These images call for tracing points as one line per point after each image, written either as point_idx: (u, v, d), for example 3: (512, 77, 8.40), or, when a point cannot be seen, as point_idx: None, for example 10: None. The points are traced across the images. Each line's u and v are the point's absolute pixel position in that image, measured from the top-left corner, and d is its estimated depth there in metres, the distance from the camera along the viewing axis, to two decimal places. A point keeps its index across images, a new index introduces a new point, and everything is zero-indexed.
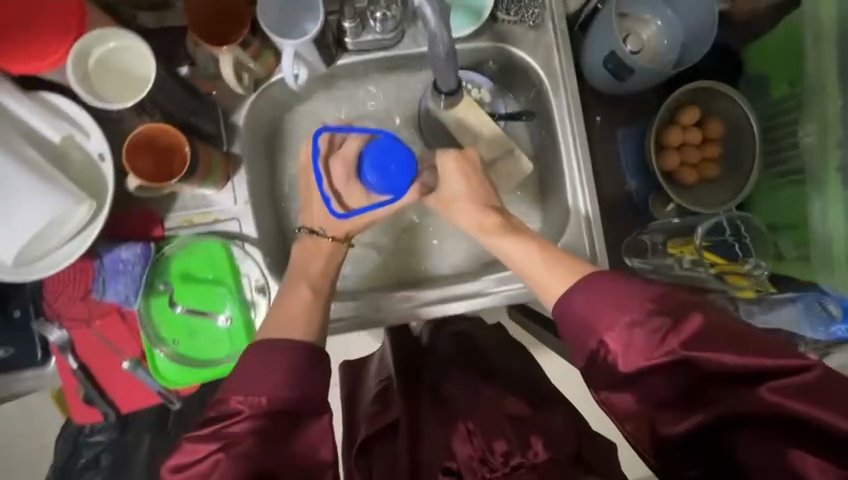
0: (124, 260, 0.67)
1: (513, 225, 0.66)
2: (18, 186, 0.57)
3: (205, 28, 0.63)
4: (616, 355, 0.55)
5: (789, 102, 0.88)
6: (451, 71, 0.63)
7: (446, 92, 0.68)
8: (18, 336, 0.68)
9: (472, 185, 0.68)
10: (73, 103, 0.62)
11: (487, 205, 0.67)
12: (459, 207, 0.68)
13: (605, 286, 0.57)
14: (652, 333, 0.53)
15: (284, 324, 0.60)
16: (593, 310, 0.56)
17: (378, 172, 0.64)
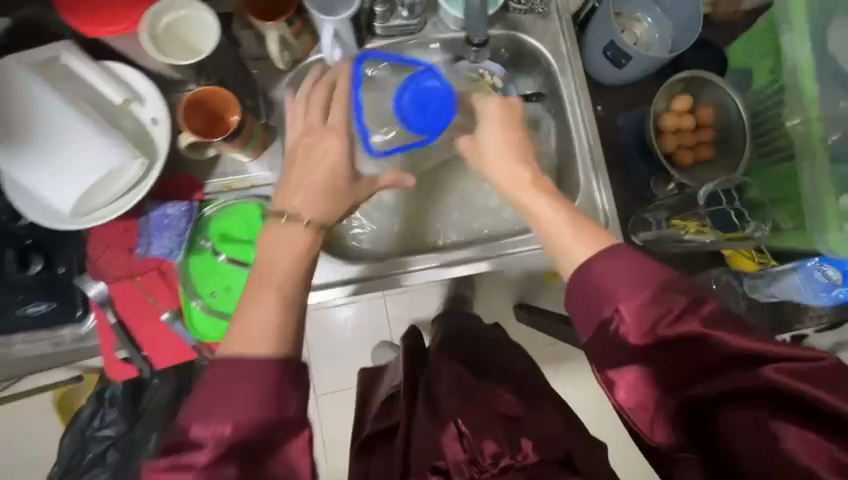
0: (169, 216, 0.71)
1: (537, 183, 0.63)
2: (82, 140, 0.62)
3: (257, 9, 0.71)
4: (626, 330, 0.51)
5: (773, 86, 0.97)
6: (482, 18, 0.75)
7: (477, 43, 0.79)
8: (60, 292, 0.70)
9: (510, 134, 0.67)
10: (131, 70, 0.68)
11: (522, 159, 0.65)
12: (492, 168, 0.66)
13: (622, 260, 0.52)
14: (663, 312, 0.49)
15: (241, 341, 0.49)
16: (608, 284, 0.52)
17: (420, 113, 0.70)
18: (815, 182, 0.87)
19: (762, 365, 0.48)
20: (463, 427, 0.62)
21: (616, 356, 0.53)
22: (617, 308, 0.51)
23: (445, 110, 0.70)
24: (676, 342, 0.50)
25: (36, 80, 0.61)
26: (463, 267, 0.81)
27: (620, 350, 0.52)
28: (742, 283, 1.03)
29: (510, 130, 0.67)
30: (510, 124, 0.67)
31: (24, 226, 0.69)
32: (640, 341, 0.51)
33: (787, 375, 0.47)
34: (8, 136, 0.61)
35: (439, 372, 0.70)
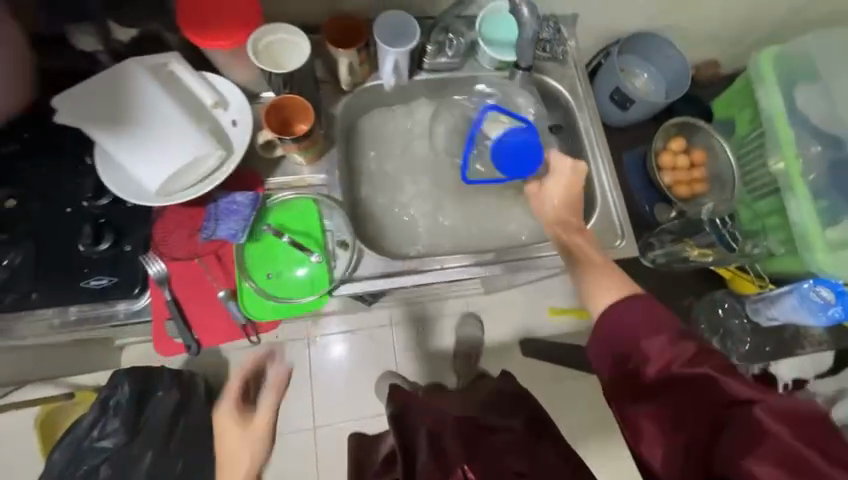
0: (237, 203, 0.78)
1: (581, 231, 0.78)
2: (177, 130, 0.72)
3: (336, 38, 0.85)
4: (647, 369, 0.61)
5: (754, 132, 1.13)
6: (530, 47, 0.88)
7: (524, 67, 0.93)
8: (124, 267, 0.75)
9: (569, 193, 0.82)
10: (222, 78, 0.79)
11: (574, 218, 0.81)
12: (549, 216, 0.81)
13: (644, 309, 0.63)
14: (672, 351, 0.59)
15: None
16: (635, 324, 0.63)
17: (510, 160, 0.90)
18: (800, 210, 1.00)
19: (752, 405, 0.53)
20: (470, 472, 0.65)
21: (632, 386, 0.62)
22: (641, 346, 0.61)
23: (535, 154, 0.88)
24: (680, 379, 0.58)
25: (145, 79, 0.72)
26: (495, 266, 0.87)
27: (636, 382, 0.62)
28: (745, 306, 1.11)
29: (571, 189, 0.82)
30: (573, 186, 0.82)
31: (102, 206, 0.76)
32: (653, 374, 0.60)
33: (778, 422, 0.51)
34: (116, 122, 0.71)
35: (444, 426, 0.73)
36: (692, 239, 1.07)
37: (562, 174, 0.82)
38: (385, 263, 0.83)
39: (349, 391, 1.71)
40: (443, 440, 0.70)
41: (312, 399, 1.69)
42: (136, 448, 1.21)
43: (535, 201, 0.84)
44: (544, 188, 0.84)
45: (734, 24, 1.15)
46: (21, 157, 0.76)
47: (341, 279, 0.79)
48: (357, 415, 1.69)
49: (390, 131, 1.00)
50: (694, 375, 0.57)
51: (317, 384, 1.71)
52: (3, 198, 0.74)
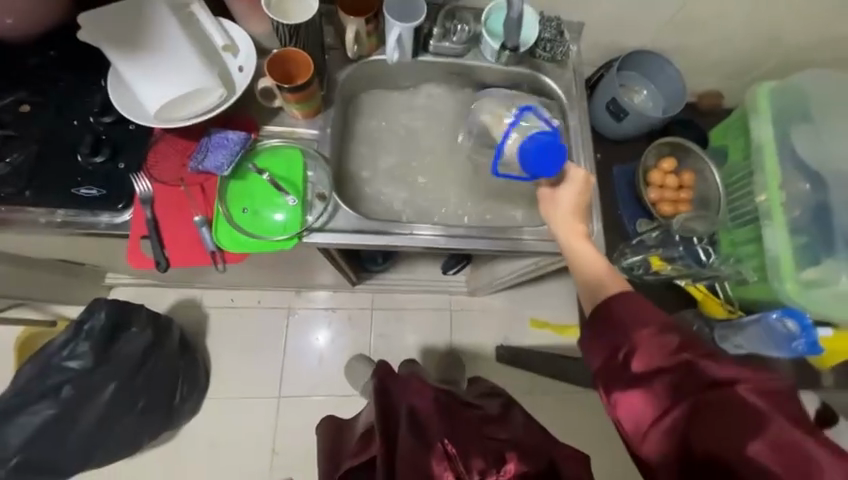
0: (229, 139, 0.83)
1: (585, 235, 0.77)
2: (185, 62, 0.77)
3: (349, 6, 0.91)
4: (635, 362, 0.60)
5: (743, 163, 1.16)
6: (517, 27, 0.90)
7: (510, 47, 0.94)
8: (114, 182, 0.80)
9: (579, 199, 0.81)
10: (238, 27, 0.85)
11: (578, 219, 0.80)
12: (556, 221, 0.80)
13: (636, 302, 0.63)
14: (662, 342, 0.60)
15: None
16: (626, 316, 0.62)
17: (535, 158, 0.82)
18: (774, 239, 1.01)
19: (736, 388, 0.55)
20: (449, 445, 0.71)
21: (621, 377, 0.61)
22: (630, 340, 0.61)
23: (558, 160, 0.81)
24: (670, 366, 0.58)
25: (164, 11, 0.79)
26: (462, 242, 0.90)
27: (626, 375, 0.61)
28: (713, 331, 1.10)
29: (582, 195, 0.81)
30: (583, 191, 0.81)
31: (105, 124, 0.82)
32: (642, 361, 0.60)
33: (759, 401, 0.54)
34: (128, 44, 0.76)
35: (423, 396, 0.79)
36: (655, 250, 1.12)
37: (575, 182, 0.82)
38: (353, 220, 0.87)
39: (318, 366, 1.74)
40: (423, 417, 0.76)
41: (281, 368, 1.72)
42: (99, 376, 1.27)
43: (545, 205, 0.84)
44: (558, 192, 0.83)
45: (739, 56, 1.18)
46: (42, 68, 0.83)
47: (314, 228, 0.84)
48: (321, 391, 1.72)
49: (387, 108, 1.07)
50: (682, 363, 0.58)
51: (289, 354, 1.74)
52: (19, 102, 0.81)
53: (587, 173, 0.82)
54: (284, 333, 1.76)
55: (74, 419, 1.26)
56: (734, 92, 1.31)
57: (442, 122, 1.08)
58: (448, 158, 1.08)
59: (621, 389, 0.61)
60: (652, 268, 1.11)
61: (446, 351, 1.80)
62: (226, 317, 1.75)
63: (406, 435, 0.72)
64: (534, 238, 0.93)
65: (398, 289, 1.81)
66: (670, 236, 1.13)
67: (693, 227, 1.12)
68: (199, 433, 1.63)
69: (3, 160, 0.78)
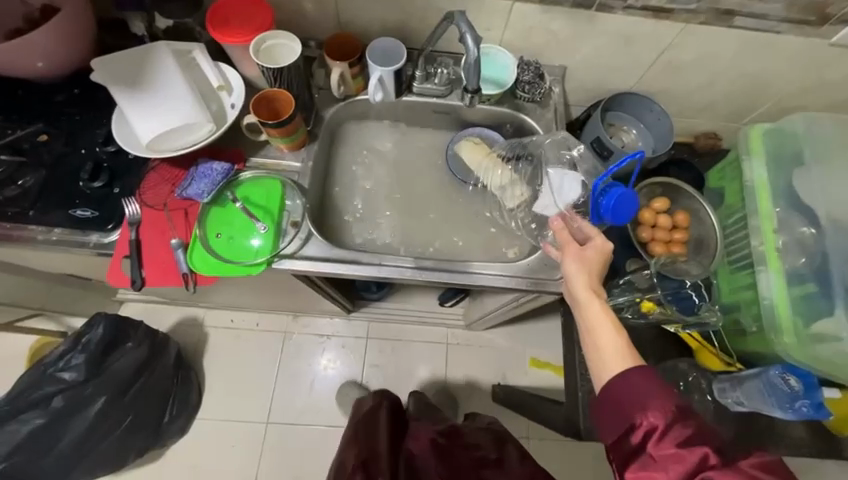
0: (213, 170, 0.89)
1: (601, 297, 0.72)
2: (181, 100, 0.85)
3: (334, 53, 0.99)
4: (651, 442, 0.58)
5: (735, 207, 1.12)
6: (475, 77, 0.88)
7: (471, 90, 0.93)
8: (107, 205, 0.87)
9: (596, 259, 0.76)
10: (233, 69, 0.95)
11: (597, 278, 0.75)
12: (572, 275, 0.75)
13: (650, 380, 0.62)
14: (674, 425, 0.57)
15: None
16: (642, 396, 0.61)
17: (616, 207, 0.80)
18: (769, 286, 0.96)
19: (741, 465, 0.55)
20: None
21: (636, 459, 0.59)
22: (648, 419, 0.59)
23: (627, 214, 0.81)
24: (684, 450, 0.56)
25: (168, 57, 0.88)
26: (430, 275, 0.90)
27: (639, 456, 0.59)
28: (711, 386, 1.02)
29: (600, 255, 0.76)
30: (603, 252, 0.77)
31: (107, 153, 0.90)
32: (656, 443, 0.58)
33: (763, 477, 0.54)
34: (131, 83, 0.85)
35: (417, 437, 0.99)
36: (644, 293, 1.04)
37: (596, 246, 0.77)
38: (324, 248, 0.89)
39: (309, 392, 1.72)
40: (418, 460, 0.93)
41: (272, 393, 1.71)
42: (90, 390, 1.30)
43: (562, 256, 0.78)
44: (580, 247, 0.78)
45: (732, 99, 1.15)
46: (61, 102, 0.93)
47: (283, 254, 0.87)
48: (310, 420, 1.69)
49: (370, 142, 1.11)
50: (694, 448, 0.55)
51: (280, 380, 1.73)
52: (38, 132, 0.91)
53: (608, 241, 0.77)
54: (278, 358, 1.76)
55: (56, 433, 1.28)
56: (732, 134, 1.28)
57: (426, 157, 1.13)
58: (429, 191, 1.10)
59: (633, 471, 0.59)
60: (635, 308, 1.04)
61: (439, 388, 1.73)
62: (224, 338, 1.78)
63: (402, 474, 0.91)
64: (504, 274, 0.92)
65: (393, 319, 1.79)
66: (664, 280, 1.05)
67: (687, 271, 1.05)
68: (186, 455, 1.63)
69: (15, 182, 0.87)
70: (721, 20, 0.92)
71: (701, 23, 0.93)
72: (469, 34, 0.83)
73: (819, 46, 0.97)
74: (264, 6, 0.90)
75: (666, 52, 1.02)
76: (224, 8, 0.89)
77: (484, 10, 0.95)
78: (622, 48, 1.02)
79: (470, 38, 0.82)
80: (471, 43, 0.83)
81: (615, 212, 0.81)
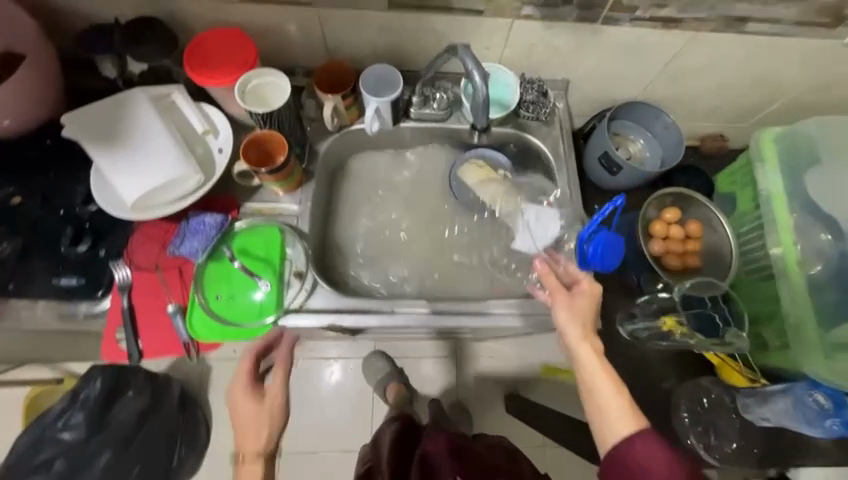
0: (205, 223, 0.83)
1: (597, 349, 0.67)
2: (163, 152, 0.79)
3: (324, 83, 0.93)
4: None
5: (750, 214, 1.08)
6: (485, 117, 0.84)
7: (481, 129, 0.89)
8: (94, 271, 0.80)
9: (587, 306, 0.71)
10: (217, 109, 0.88)
11: (591, 326, 0.70)
12: (567, 327, 0.68)
13: (657, 447, 0.59)
14: None
15: None
16: (651, 466, 0.58)
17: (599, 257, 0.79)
18: (790, 299, 0.93)
19: None
20: None
21: None
22: None
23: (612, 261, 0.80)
24: None
25: (146, 107, 0.81)
26: (447, 319, 0.86)
27: None
28: (734, 400, 1.03)
29: (591, 300, 0.72)
30: (593, 297, 0.72)
31: (89, 212, 0.83)
32: None
33: None
34: (109, 139, 0.78)
35: (436, 439, 0.87)
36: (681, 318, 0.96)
37: (586, 291, 0.72)
38: (335, 299, 0.84)
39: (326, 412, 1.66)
40: (434, 461, 0.81)
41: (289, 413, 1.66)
42: (93, 446, 1.25)
43: (552, 304, 0.71)
44: (571, 294, 0.72)
45: (742, 101, 1.11)
46: (32, 159, 0.85)
47: (294, 310, 0.82)
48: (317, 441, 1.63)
49: (381, 177, 1.05)
50: None
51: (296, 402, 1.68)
52: (11, 195, 0.83)
53: (598, 285, 0.73)
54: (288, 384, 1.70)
55: None
56: (741, 134, 1.24)
57: (430, 184, 1.05)
58: (435, 219, 1.03)
59: None
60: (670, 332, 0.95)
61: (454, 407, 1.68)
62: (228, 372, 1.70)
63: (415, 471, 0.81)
64: (524, 310, 0.87)
65: (401, 339, 1.73)
66: (687, 299, 0.98)
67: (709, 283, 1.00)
68: None
69: None
70: (732, 27, 0.88)
71: (711, 30, 0.89)
72: (476, 73, 0.77)
73: (833, 47, 0.93)
74: (246, 40, 0.83)
75: (674, 61, 0.97)
76: (203, 47, 0.82)
77: (483, 30, 0.89)
78: (628, 59, 0.96)
79: (477, 77, 0.77)
80: (479, 80, 0.78)
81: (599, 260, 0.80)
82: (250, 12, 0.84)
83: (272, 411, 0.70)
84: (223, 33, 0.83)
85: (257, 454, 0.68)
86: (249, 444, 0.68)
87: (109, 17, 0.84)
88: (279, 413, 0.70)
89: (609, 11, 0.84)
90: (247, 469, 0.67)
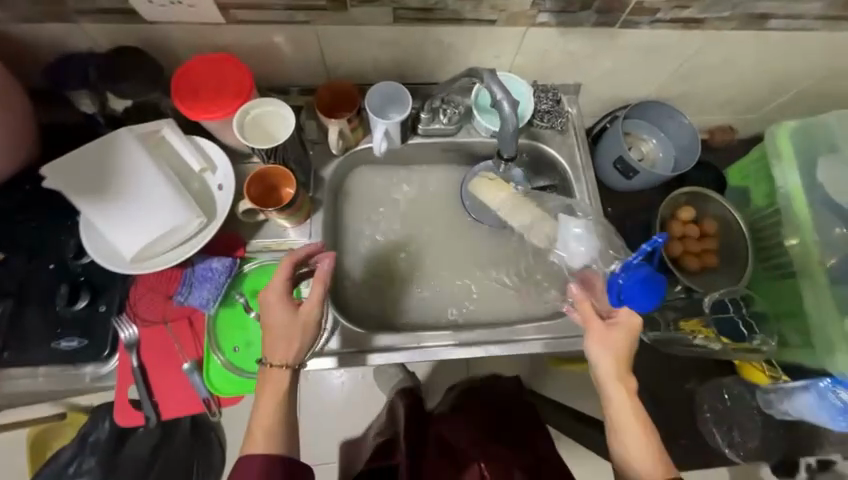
0: (213, 269, 0.77)
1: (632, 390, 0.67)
2: (160, 197, 0.72)
3: (325, 104, 0.86)
4: None
5: (769, 209, 1.06)
6: (513, 144, 0.78)
7: (506, 158, 0.81)
8: (96, 330, 0.74)
9: (625, 345, 0.69)
10: (211, 141, 0.80)
11: (626, 366, 0.69)
12: (602, 363, 0.68)
13: None
14: None
15: None
16: None
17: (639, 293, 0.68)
18: (819, 302, 0.92)
19: None
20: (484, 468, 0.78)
21: None
22: None
23: (653, 299, 0.69)
24: None
25: (134, 148, 0.73)
26: (476, 348, 0.83)
27: None
28: (756, 397, 1.05)
29: (630, 339, 0.70)
30: (632, 335, 0.70)
31: (82, 264, 0.76)
32: None
33: None
34: (99, 190, 0.72)
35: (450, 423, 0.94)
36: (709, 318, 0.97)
37: (625, 327, 0.70)
38: (361, 336, 0.83)
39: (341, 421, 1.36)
40: (453, 441, 0.88)
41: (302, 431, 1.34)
42: None
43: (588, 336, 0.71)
44: (608, 328, 0.70)
45: (755, 94, 1.08)
46: (13, 208, 0.77)
47: (319, 352, 0.81)
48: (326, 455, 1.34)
49: (383, 191, 0.97)
50: None
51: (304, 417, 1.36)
52: None
53: (642, 324, 0.70)
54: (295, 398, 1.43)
55: None
56: (750, 125, 1.22)
57: (444, 201, 0.98)
58: (448, 237, 0.96)
59: None
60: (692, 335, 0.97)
61: None
62: None
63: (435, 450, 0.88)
64: (552, 334, 0.85)
65: None
66: (716, 305, 0.99)
67: (711, 282, 1.07)
68: None
69: None
70: (754, 24, 0.83)
71: (732, 28, 0.84)
72: (504, 99, 0.73)
73: None
74: (239, 65, 0.75)
75: (690, 59, 0.93)
76: (192, 76, 0.74)
77: (494, 39, 0.83)
78: (643, 60, 0.92)
79: (505, 104, 0.73)
80: (508, 108, 0.73)
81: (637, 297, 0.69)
82: (241, 33, 0.76)
83: (305, 324, 0.66)
84: (216, 58, 0.75)
85: (284, 364, 0.66)
86: (277, 353, 0.66)
87: (82, 45, 0.75)
88: (312, 329, 0.67)
89: (628, 14, 0.79)
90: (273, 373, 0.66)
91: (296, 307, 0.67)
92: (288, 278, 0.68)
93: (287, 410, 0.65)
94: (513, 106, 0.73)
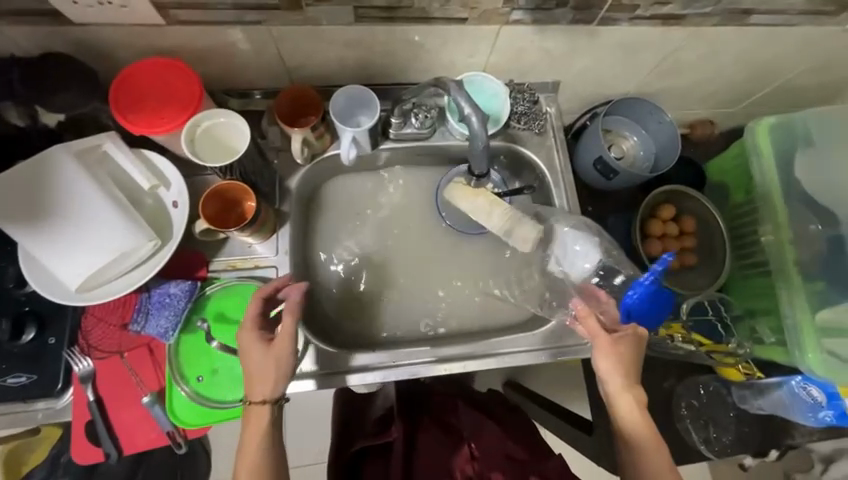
0: (171, 294, 0.72)
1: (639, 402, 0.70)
2: (105, 221, 0.66)
3: (286, 109, 0.79)
4: None
5: (747, 206, 1.05)
6: (486, 157, 0.74)
7: (477, 174, 0.79)
8: (46, 364, 0.69)
9: (631, 355, 0.71)
10: (160, 155, 0.74)
11: (634, 376, 0.71)
12: (608, 378, 0.70)
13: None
14: None
15: None
16: None
17: (649, 310, 0.72)
18: (792, 304, 0.92)
19: None
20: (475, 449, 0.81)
21: None
22: None
23: (658, 314, 0.73)
24: None
25: (72, 167, 0.67)
26: (454, 364, 0.81)
27: None
28: (731, 393, 1.11)
29: (636, 348, 0.72)
30: (638, 343, 0.72)
31: (26, 293, 0.70)
32: None
33: None
34: (34, 215, 0.65)
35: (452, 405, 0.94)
36: (684, 317, 1.01)
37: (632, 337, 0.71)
38: (339, 358, 0.80)
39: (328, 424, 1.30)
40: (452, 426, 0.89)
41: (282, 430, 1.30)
42: None
43: (598, 351, 0.71)
44: (616, 341, 0.71)
45: (736, 88, 1.05)
46: None
47: (299, 375, 0.78)
48: (312, 458, 1.30)
49: (353, 198, 0.92)
50: None
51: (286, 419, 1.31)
52: None
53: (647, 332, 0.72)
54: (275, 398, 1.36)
55: None
56: (730, 119, 1.20)
57: (420, 207, 0.93)
58: (425, 243, 0.92)
59: None
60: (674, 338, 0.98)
61: None
62: None
63: (430, 430, 0.86)
64: (529, 347, 0.83)
65: None
66: (695, 309, 1.03)
67: (690, 283, 1.07)
68: None
69: None
70: (736, 19, 0.80)
71: (713, 24, 0.81)
72: (473, 114, 0.69)
73: (834, 32, 0.87)
74: (184, 71, 0.68)
75: (671, 55, 0.90)
76: (133, 85, 0.67)
77: (466, 38, 0.77)
78: (623, 56, 0.88)
79: (474, 118, 0.69)
80: (476, 124, 0.69)
81: (646, 313, 0.73)
82: (186, 35, 0.69)
83: (281, 359, 0.64)
84: (161, 63, 0.67)
85: (262, 400, 0.65)
86: (255, 389, 0.65)
87: (6, 50, 0.67)
88: (288, 362, 0.65)
89: (607, 11, 0.74)
90: (254, 409, 0.65)
91: (269, 342, 0.66)
92: (258, 317, 0.67)
93: (273, 441, 0.65)
94: (483, 122, 0.69)
